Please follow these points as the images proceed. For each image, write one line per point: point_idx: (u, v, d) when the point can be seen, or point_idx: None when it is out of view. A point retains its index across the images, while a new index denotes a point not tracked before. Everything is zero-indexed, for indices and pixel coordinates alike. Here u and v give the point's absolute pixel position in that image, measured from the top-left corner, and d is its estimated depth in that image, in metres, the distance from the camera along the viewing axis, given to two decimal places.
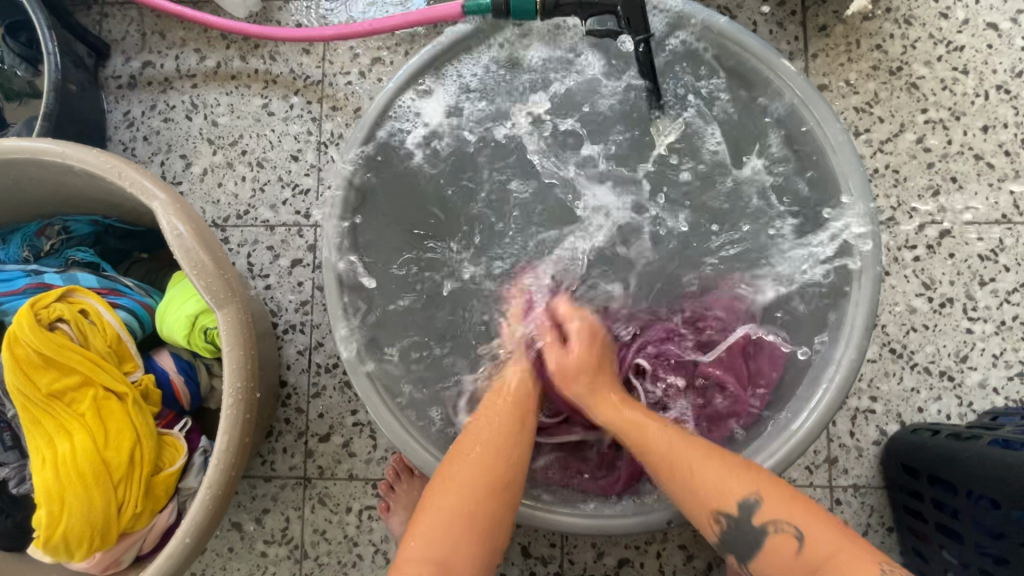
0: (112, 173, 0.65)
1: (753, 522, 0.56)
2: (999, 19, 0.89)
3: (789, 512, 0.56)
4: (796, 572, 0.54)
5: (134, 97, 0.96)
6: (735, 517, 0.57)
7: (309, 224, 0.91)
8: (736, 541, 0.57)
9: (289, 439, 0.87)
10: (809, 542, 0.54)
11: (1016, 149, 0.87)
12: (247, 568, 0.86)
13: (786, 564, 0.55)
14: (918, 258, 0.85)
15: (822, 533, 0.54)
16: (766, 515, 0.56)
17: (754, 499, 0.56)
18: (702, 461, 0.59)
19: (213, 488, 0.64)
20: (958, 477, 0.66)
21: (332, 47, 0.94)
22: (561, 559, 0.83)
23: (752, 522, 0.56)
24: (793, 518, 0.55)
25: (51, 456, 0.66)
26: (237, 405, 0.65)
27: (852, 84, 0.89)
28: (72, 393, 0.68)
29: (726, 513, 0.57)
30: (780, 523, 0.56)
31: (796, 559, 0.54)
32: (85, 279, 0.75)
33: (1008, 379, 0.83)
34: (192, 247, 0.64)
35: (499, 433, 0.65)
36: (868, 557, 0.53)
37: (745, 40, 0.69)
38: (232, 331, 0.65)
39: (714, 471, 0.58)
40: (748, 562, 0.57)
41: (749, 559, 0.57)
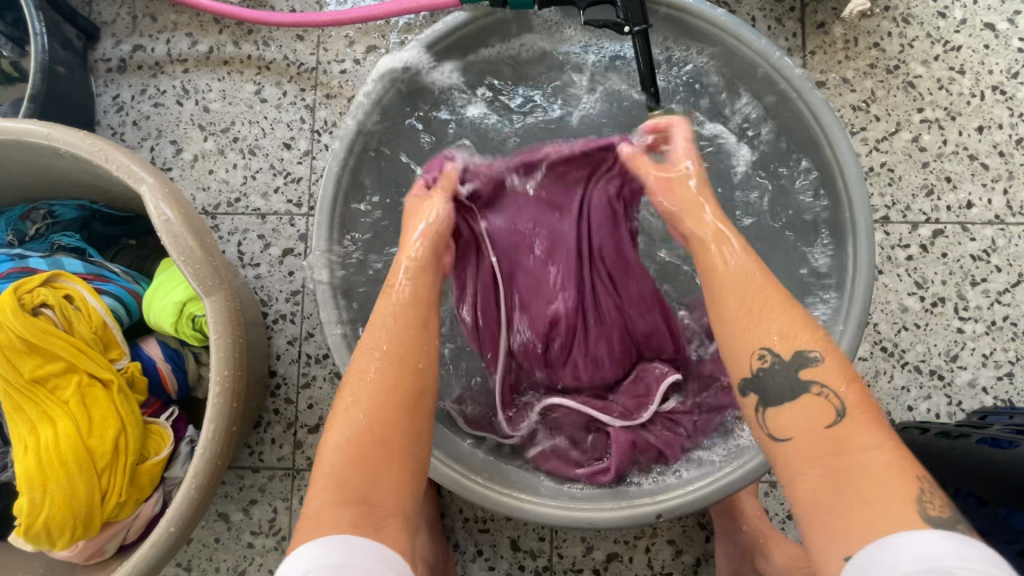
0: (99, 156, 0.64)
1: (802, 374, 0.50)
2: (996, 20, 0.89)
3: (843, 381, 0.49)
4: (820, 444, 0.48)
5: (124, 81, 0.95)
6: (783, 360, 0.51)
7: (301, 213, 0.90)
8: (770, 385, 0.51)
9: (278, 430, 0.87)
10: (847, 424, 0.47)
11: (1010, 150, 0.87)
12: (233, 560, 0.85)
13: (811, 428, 0.48)
14: (911, 257, 0.85)
15: (861, 418, 0.48)
16: (818, 372, 0.50)
17: (813, 355, 0.51)
18: (768, 308, 0.53)
19: (198, 477, 0.63)
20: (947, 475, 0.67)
21: (326, 33, 0.93)
22: (550, 553, 0.83)
23: (798, 371, 0.50)
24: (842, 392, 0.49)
25: (33, 443, 0.65)
26: (223, 393, 0.64)
27: (849, 81, 0.89)
28: (55, 380, 0.67)
29: (773, 351, 0.51)
30: (826, 388, 0.49)
31: (825, 428, 0.48)
32: (71, 265, 0.73)
33: (997, 379, 0.83)
34: (179, 232, 0.63)
35: (414, 340, 0.57)
36: (908, 468, 0.45)
37: (743, 34, 0.69)
38: (220, 318, 0.64)
39: (777, 316, 0.52)
40: (769, 409, 0.51)
41: (774, 404, 0.50)
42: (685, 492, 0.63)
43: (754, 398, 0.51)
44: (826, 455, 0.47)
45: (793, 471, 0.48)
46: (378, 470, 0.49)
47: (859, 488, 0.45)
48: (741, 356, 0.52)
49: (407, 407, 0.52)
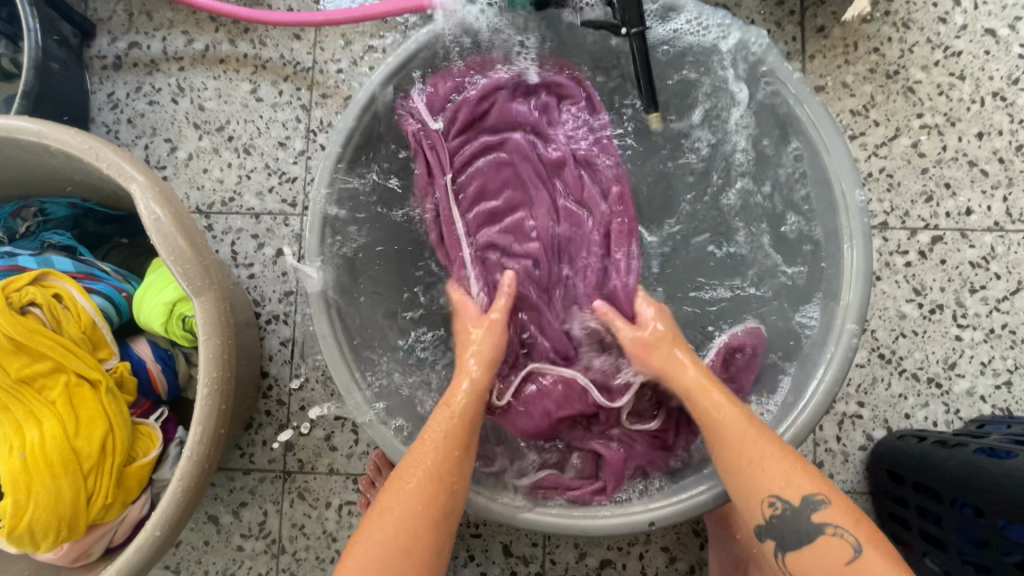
0: (90, 154, 0.63)
1: (814, 518, 0.55)
2: (997, 26, 0.89)
3: (853, 521, 0.54)
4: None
5: (119, 79, 0.94)
6: (793, 507, 0.55)
7: (295, 213, 0.89)
8: (786, 528, 0.56)
9: (269, 432, 0.86)
10: (864, 561, 0.53)
11: (1009, 156, 0.87)
12: (222, 562, 0.84)
13: (829, 568, 0.53)
14: (910, 264, 0.85)
15: (877, 553, 0.53)
16: (826, 516, 0.55)
17: (820, 499, 0.55)
18: (779, 454, 0.57)
19: (185, 481, 0.62)
20: (943, 484, 0.66)
21: (323, 33, 0.92)
22: (543, 559, 0.82)
23: (810, 517, 0.55)
24: (854, 530, 0.54)
25: (19, 444, 0.64)
26: (212, 395, 0.63)
27: (848, 86, 0.88)
28: (43, 380, 0.66)
29: (786, 501, 0.56)
30: (841, 530, 0.54)
31: (844, 566, 0.53)
32: (61, 263, 0.72)
33: (995, 388, 0.82)
34: (170, 232, 0.62)
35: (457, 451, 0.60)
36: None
37: (740, 38, 0.69)
38: (210, 319, 0.63)
39: (787, 464, 0.56)
40: (789, 552, 0.56)
41: (791, 547, 0.56)
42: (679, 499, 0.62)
43: (773, 541, 0.56)
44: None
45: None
46: None
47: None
48: (754, 504, 0.57)
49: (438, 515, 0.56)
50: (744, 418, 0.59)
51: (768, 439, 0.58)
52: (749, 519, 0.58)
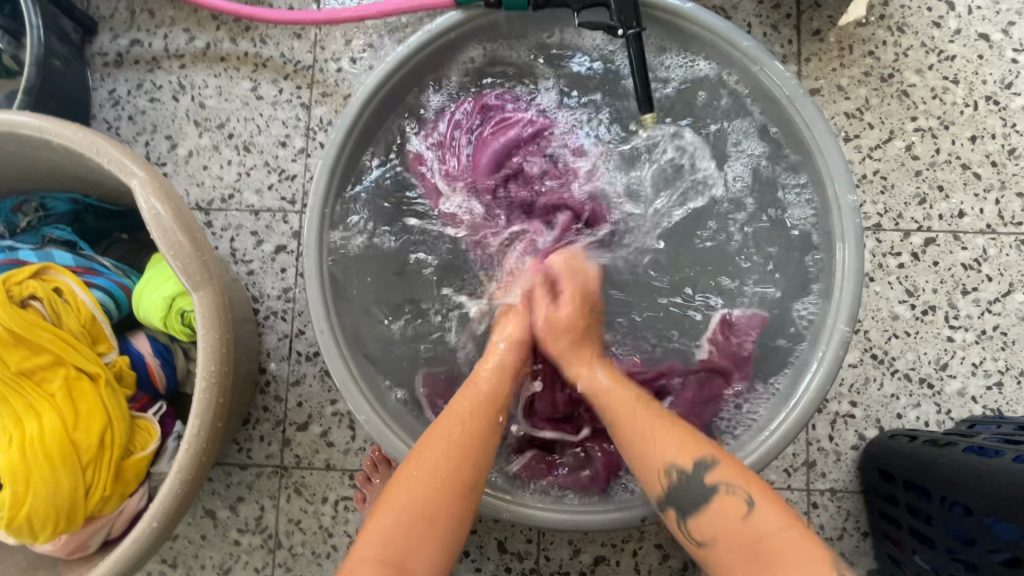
0: (91, 149, 0.64)
1: (706, 481, 0.55)
2: (991, 31, 0.90)
3: (743, 478, 0.55)
4: (741, 537, 0.52)
5: (120, 76, 0.95)
6: (686, 473, 0.56)
7: (294, 210, 0.90)
8: (683, 497, 0.56)
9: (267, 427, 0.86)
10: (757, 513, 0.53)
11: (1002, 160, 0.87)
12: (219, 557, 0.85)
13: (727, 529, 0.53)
14: (903, 265, 0.86)
15: (767, 506, 0.53)
16: (719, 476, 0.55)
17: (709, 461, 0.56)
18: (666, 429, 0.58)
19: (182, 473, 0.63)
20: (933, 483, 0.67)
21: (323, 32, 0.93)
22: (537, 555, 0.83)
23: (702, 481, 0.55)
24: (744, 487, 0.54)
25: (18, 436, 0.65)
26: (210, 389, 0.64)
27: (843, 89, 0.89)
28: (43, 373, 0.67)
29: (681, 468, 0.56)
30: (731, 486, 0.54)
31: (741, 522, 0.53)
32: (61, 257, 0.73)
33: (986, 389, 0.83)
34: (169, 227, 0.63)
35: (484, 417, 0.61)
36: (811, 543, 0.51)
37: (740, 43, 0.70)
38: (208, 313, 0.64)
39: (673, 437, 0.58)
40: (689, 521, 0.55)
41: (692, 512, 0.55)
42: None
43: (673, 512, 0.56)
44: (744, 552, 0.52)
45: (717, 558, 0.54)
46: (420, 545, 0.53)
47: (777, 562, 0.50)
48: (652, 476, 0.57)
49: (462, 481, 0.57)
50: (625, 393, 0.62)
51: (659, 415, 0.60)
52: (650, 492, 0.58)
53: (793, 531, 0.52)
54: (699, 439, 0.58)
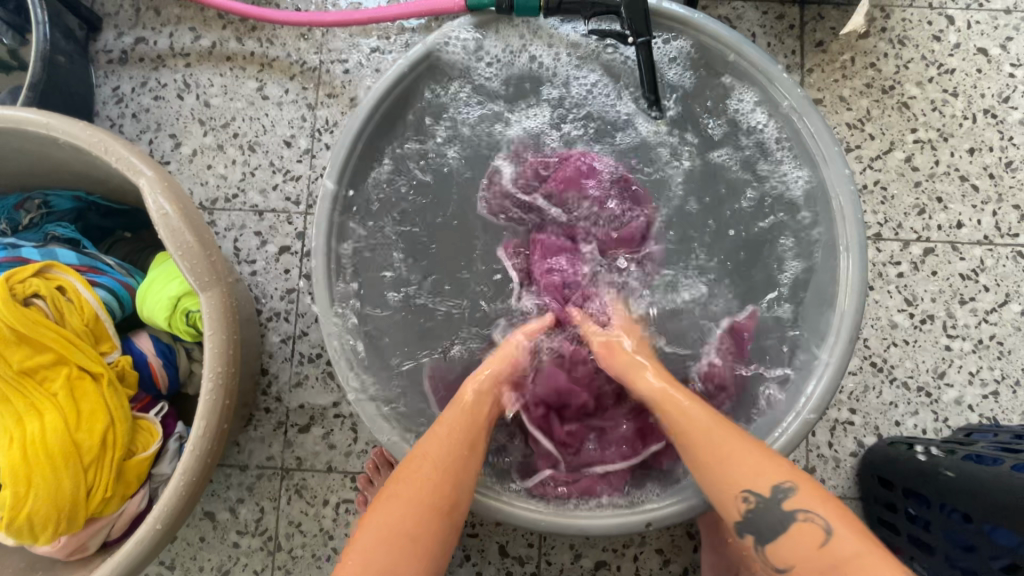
0: (99, 147, 0.64)
1: (785, 506, 0.54)
2: (989, 45, 0.91)
3: (823, 502, 0.53)
4: (812, 566, 0.51)
5: (124, 73, 0.94)
6: (764, 499, 0.54)
7: (299, 211, 0.90)
8: (761, 523, 0.54)
9: (268, 428, 0.86)
10: (833, 541, 0.51)
11: (999, 172, 0.89)
12: (217, 559, 0.84)
13: (805, 554, 0.52)
14: (902, 275, 0.87)
15: (848, 533, 0.51)
16: (798, 503, 0.53)
17: (789, 485, 0.54)
18: (739, 448, 0.56)
19: (187, 475, 0.63)
20: (932, 490, 0.68)
21: (330, 33, 0.93)
22: (539, 560, 0.83)
23: (781, 507, 0.54)
24: (824, 512, 0.52)
25: (19, 435, 0.64)
26: (217, 390, 0.63)
27: (845, 100, 0.90)
28: (45, 371, 0.66)
29: (756, 491, 0.54)
30: (811, 511, 0.53)
31: (817, 550, 0.51)
32: (64, 256, 0.72)
33: (983, 397, 0.84)
34: (178, 227, 0.62)
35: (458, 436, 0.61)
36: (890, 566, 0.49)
37: (746, 52, 0.71)
38: (216, 314, 0.64)
39: (751, 454, 0.56)
40: (766, 544, 0.54)
41: (767, 539, 0.54)
42: (674, 501, 0.63)
43: (752, 538, 0.55)
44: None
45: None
46: (401, 554, 0.54)
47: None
48: (729, 500, 0.56)
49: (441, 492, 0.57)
50: (708, 416, 0.59)
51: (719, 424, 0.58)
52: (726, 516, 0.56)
53: (871, 559, 0.49)
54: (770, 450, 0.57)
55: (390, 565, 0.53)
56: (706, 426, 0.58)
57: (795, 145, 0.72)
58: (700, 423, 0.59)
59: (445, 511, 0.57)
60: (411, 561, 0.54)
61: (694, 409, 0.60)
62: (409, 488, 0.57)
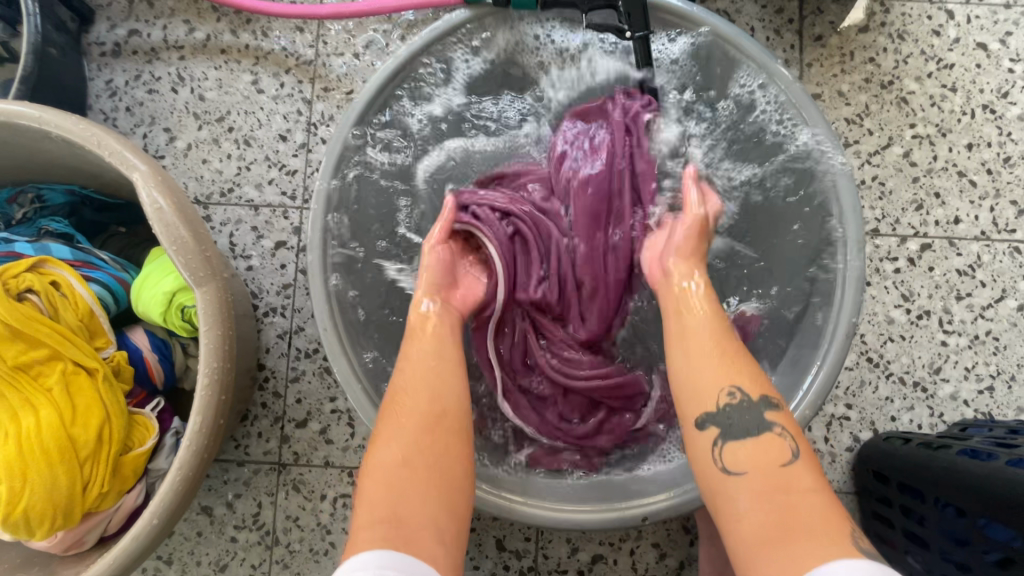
0: (92, 141, 0.63)
1: (764, 416, 0.52)
2: (989, 40, 0.91)
3: (795, 430, 0.52)
4: (774, 479, 0.49)
5: (118, 66, 0.93)
6: (748, 402, 0.53)
7: (295, 206, 0.89)
8: (735, 425, 0.52)
9: (264, 424, 0.86)
10: (797, 464, 0.49)
11: (997, 168, 0.89)
12: (215, 554, 0.84)
13: (766, 461, 0.50)
14: (899, 270, 0.87)
15: (811, 464, 0.50)
16: (775, 416, 0.52)
17: (770, 401, 0.53)
18: (734, 352, 0.56)
19: (183, 469, 0.62)
20: (927, 485, 0.68)
21: (326, 26, 0.92)
22: (536, 554, 0.83)
23: (762, 417, 0.52)
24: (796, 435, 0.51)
25: (14, 431, 0.64)
26: (213, 385, 0.63)
27: (843, 95, 0.90)
28: (40, 367, 0.66)
29: (743, 390, 0.53)
30: (785, 430, 0.52)
31: (780, 465, 0.49)
32: (58, 250, 0.72)
33: (978, 393, 0.85)
34: (172, 221, 0.62)
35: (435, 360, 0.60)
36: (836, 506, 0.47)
37: (745, 46, 0.70)
38: (211, 309, 0.63)
39: (744, 362, 0.55)
40: (727, 443, 0.52)
41: (731, 439, 0.52)
42: (671, 496, 0.64)
43: (716, 433, 0.52)
44: (772, 486, 0.48)
45: (739, 502, 0.49)
46: (404, 490, 0.50)
47: (798, 514, 0.46)
48: (710, 397, 0.54)
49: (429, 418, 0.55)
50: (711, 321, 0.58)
51: (720, 321, 0.58)
52: (696, 409, 0.54)
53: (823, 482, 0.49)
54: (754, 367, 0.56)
55: (396, 503, 0.49)
56: (705, 323, 0.58)
57: (793, 142, 0.72)
58: (703, 332, 0.57)
59: (437, 433, 0.54)
60: (419, 495, 0.50)
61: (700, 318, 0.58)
62: (397, 421, 0.54)
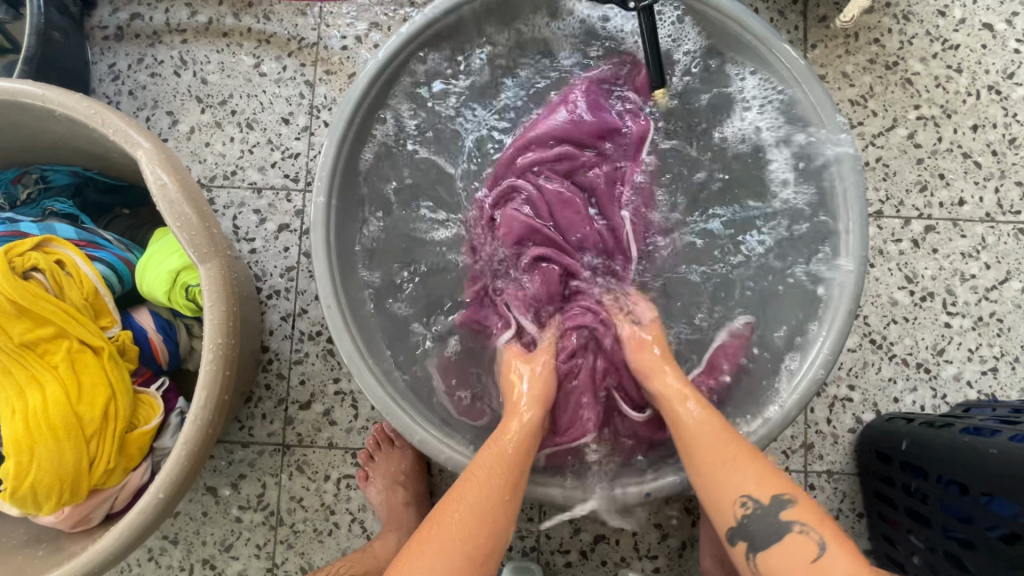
0: (96, 119, 0.63)
1: (781, 516, 0.54)
2: (995, 21, 0.90)
3: (820, 520, 0.53)
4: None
5: (120, 50, 0.93)
6: (762, 505, 0.55)
7: (298, 188, 0.90)
8: (757, 530, 0.54)
9: (269, 405, 0.86)
10: (829, 558, 0.51)
11: (1003, 149, 0.88)
12: (220, 534, 0.85)
13: (797, 566, 0.52)
14: (903, 252, 0.87)
15: (841, 553, 0.51)
16: (795, 513, 0.54)
17: (786, 498, 0.55)
18: (739, 460, 0.57)
19: (189, 446, 0.63)
20: (930, 462, 0.68)
21: (328, 9, 0.92)
22: (538, 534, 0.84)
23: (778, 516, 0.54)
24: (820, 528, 0.53)
25: (21, 407, 0.64)
26: (217, 363, 0.64)
27: (848, 76, 0.90)
28: (46, 345, 0.66)
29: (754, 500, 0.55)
30: (808, 525, 0.53)
31: (810, 565, 0.52)
32: (63, 230, 0.72)
33: (982, 374, 0.85)
34: (176, 199, 0.62)
35: (503, 484, 0.58)
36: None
37: (750, 24, 0.70)
38: (215, 287, 0.64)
39: (747, 468, 0.56)
40: (759, 554, 0.54)
41: (760, 548, 0.54)
42: (673, 471, 0.64)
43: (745, 544, 0.55)
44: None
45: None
46: None
47: None
48: (725, 507, 0.56)
49: (474, 546, 0.54)
50: (713, 422, 0.60)
51: (720, 434, 0.59)
52: (720, 523, 0.57)
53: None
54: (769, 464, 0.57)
55: None
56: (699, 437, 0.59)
57: (796, 120, 0.72)
58: (705, 432, 0.59)
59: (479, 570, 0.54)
60: None
61: (701, 418, 0.60)
62: (445, 543, 0.54)
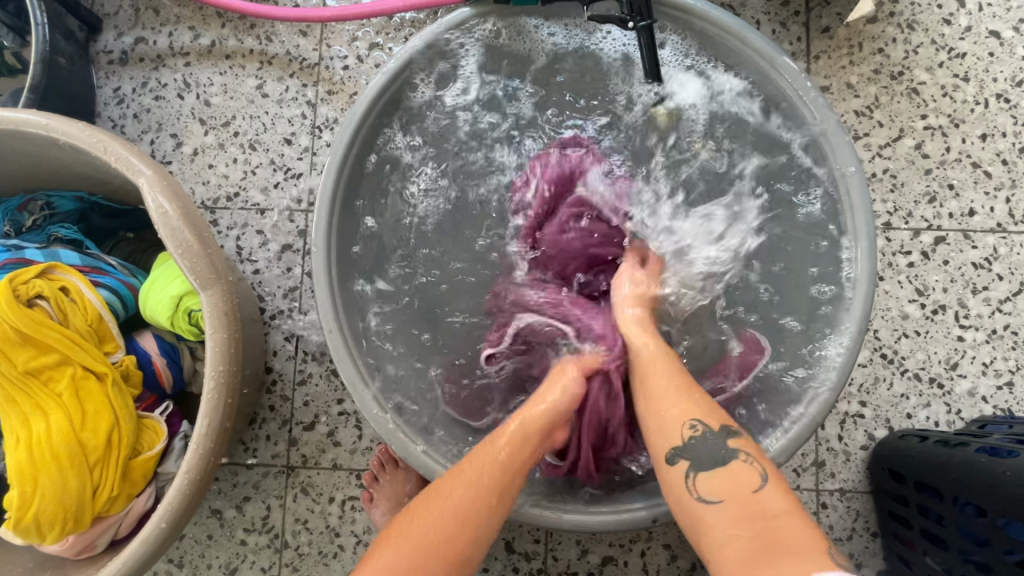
0: (98, 148, 0.63)
1: (725, 442, 0.54)
2: (1002, 28, 0.89)
3: (760, 455, 0.54)
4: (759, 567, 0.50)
5: (125, 74, 0.94)
6: (708, 432, 0.55)
7: (300, 209, 0.90)
8: (700, 451, 0.54)
9: (273, 427, 0.86)
10: (768, 491, 0.51)
11: (1013, 158, 0.87)
12: (226, 557, 0.85)
13: (737, 491, 0.51)
14: (913, 264, 0.85)
15: (776, 490, 0.51)
16: (736, 444, 0.54)
17: (729, 430, 0.55)
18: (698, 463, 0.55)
19: (189, 473, 0.63)
20: (944, 483, 0.66)
21: (329, 29, 0.93)
22: (545, 556, 0.83)
23: (720, 441, 0.54)
24: (761, 464, 0.53)
25: (25, 435, 0.65)
26: (218, 389, 0.63)
27: (852, 87, 0.88)
28: (50, 372, 0.66)
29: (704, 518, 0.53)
30: (748, 455, 0.53)
31: (752, 492, 0.51)
32: (67, 257, 0.72)
33: (997, 389, 0.83)
34: (177, 225, 0.62)
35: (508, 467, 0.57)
36: (819, 540, 0.47)
37: (750, 39, 0.69)
38: (216, 313, 0.63)
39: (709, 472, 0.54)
40: (702, 473, 0.53)
41: (705, 469, 0.53)
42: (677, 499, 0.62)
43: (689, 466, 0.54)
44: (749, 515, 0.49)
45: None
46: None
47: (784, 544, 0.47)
48: (676, 423, 0.56)
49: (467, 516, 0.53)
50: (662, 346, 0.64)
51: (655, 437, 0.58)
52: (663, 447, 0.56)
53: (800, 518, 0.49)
54: (706, 400, 0.58)
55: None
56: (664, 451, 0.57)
57: (805, 142, 0.71)
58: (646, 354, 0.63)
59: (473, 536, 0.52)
60: None
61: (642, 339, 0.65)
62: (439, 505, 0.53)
